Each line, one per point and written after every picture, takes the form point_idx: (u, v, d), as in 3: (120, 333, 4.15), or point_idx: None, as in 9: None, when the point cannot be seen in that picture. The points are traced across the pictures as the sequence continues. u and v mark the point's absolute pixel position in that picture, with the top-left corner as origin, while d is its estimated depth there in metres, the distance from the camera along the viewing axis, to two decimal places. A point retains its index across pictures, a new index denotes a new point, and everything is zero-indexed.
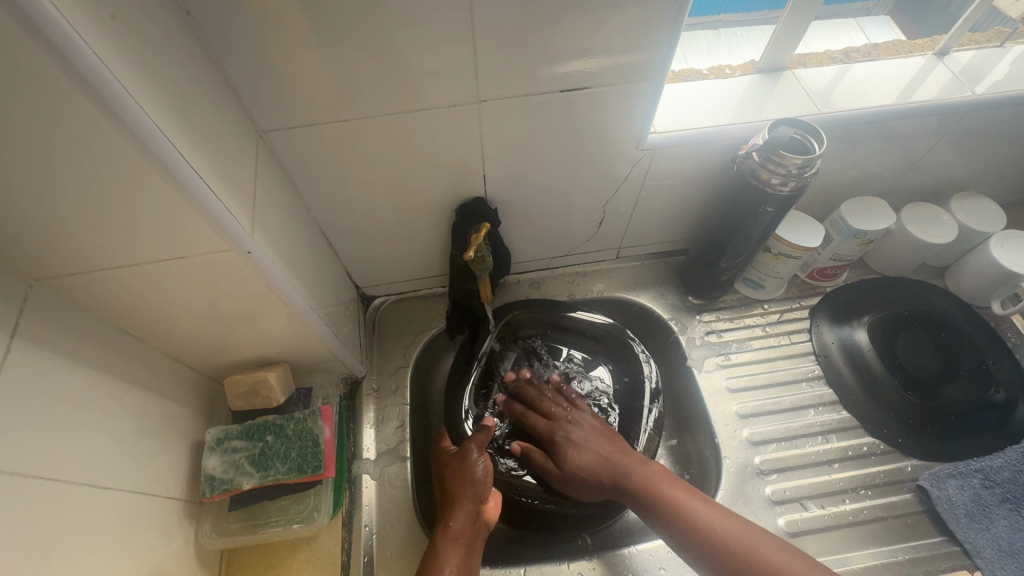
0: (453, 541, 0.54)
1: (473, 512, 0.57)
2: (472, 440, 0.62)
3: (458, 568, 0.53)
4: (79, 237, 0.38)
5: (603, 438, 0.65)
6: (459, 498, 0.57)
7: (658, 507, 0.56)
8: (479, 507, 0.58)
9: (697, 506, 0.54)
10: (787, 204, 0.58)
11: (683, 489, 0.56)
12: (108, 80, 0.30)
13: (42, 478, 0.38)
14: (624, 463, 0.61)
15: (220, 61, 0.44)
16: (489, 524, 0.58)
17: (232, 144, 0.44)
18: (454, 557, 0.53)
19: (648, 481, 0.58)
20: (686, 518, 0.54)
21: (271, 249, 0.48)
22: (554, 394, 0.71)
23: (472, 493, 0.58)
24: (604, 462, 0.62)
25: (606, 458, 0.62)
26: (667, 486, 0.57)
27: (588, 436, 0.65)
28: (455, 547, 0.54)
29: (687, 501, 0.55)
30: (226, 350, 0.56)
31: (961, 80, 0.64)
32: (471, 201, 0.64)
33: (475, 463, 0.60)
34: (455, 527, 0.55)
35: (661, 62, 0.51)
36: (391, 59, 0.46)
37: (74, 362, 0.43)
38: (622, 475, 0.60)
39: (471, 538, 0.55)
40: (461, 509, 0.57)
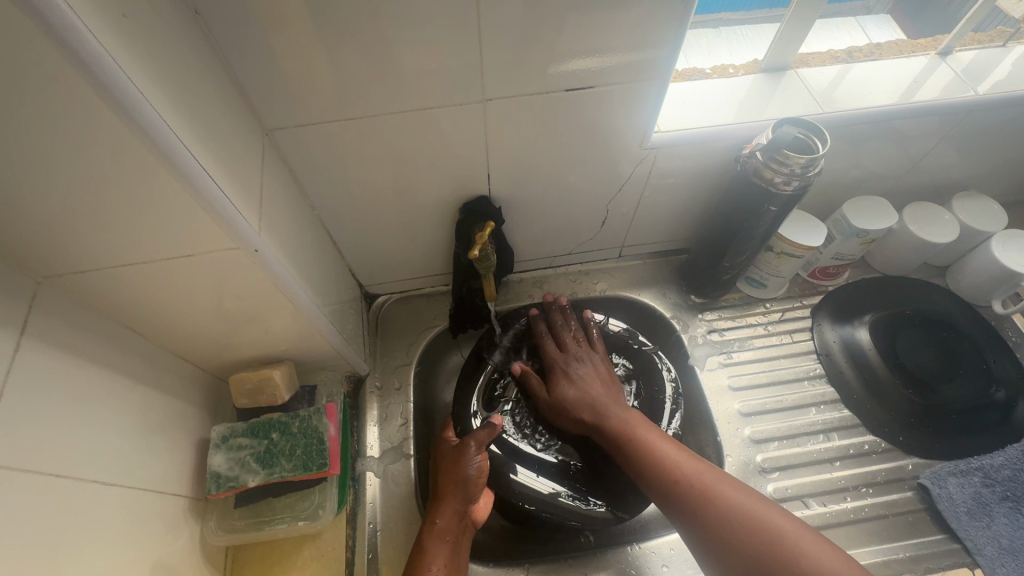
0: (439, 538, 0.55)
1: (461, 510, 0.58)
2: (472, 436, 0.61)
3: (443, 566, 0.54)
4: (87, 234, 0.38)
5: (602, 380, 0.65)
6: (448, 495, 0.58)
7: (629, 450, 0.58)
8: (467, 505, 0.59)
9: (665, 449, 0.56)
10: (789, 203, 0.59)
11: (656, 435, 0.58)
12: (118, 78, 0.31)
13: (49, 474, 0.38)
14: (609, 404, 0.62)
15: (227, 59, 0.44)
16: (476, 522, 0.59)
17: (238, 142, 0.45)
18: (440, 556, 0.54)
19: (624, 426, 0.60)
20: (651, 457, 0.56)
21: (277, 247, 0.48)
22: (575, 328, 0.71)
23: (462, 492, 0.58)
24: (592, 397, 0.63)
25: (591, 398, 0.63)
26: (640, 431, 0.59)
27: (587, 373, 0.66)
28: (441, 546, 0.55)
29: (656, 445, 0.57)
30: (231, 348, 0.57)
31: (963, 79, 0.65)
32: (475, 200, 0.64)
33: (471, 459, 0.59)
34: (441, 525, 0.56)
35: (666, 61, 0.51)
36: (397, 57, 0.46)
37: (81, 359, 0.43)
38: (603, 419, 0.62)
39: (456, 535, 0.56)
40: (449, 506, 0.58)
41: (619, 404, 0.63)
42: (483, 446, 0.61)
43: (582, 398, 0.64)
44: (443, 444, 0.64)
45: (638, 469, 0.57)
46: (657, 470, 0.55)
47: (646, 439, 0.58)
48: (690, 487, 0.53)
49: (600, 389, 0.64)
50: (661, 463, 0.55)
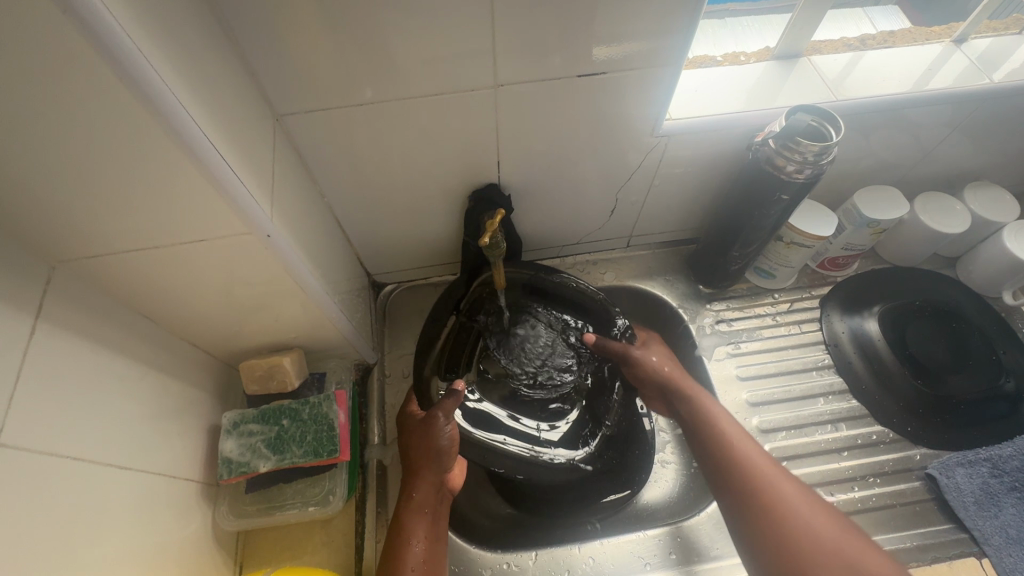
0: (417, 512, 0.55)
1: (437, 482, 0.58)
2: (439, 406, 0.60)
3: (425, 537, 0.54)
4: (101, 216, 0.38)
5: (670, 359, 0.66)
6: (422, 469, 0.58)
7: (708, 438, 0.56)
8: (441, 475, 0.59)
9: (751, 450, 0.54)
10: (802, 191, 0.58)
11: (744, 435, 0.55)
12: (134, 58, 0.30)
13: (64, 457, 0.39)
14: (695, 387, 0.61)
15: (238, 42, 0.44)
16: (452, 491, 0.60)
17: (250, 127, 0.44)
18: (421, 527, 0.54)
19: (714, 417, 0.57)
20: (733, 456, 0.53)
21: (287, 232, 0.48)
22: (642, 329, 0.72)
23: (436, 465, 0.58)
24: (668, 373, 0.63)
25: (668, 372, 0.64)
26: (731, 426, 0.56)
27: (658, 354, 0.66)
28: (420, 519, 0.55)
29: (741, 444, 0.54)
30: (242, 335, 0.57)
31: (978, 67, 0.64)
32: (484, 187, 0.64)
33: (442, 430, 0.59)
34: (419, 499, 0.56)
35: (680, 48, 0.51)
36: (407, 42, 0.46)
37: (95, 343, 0.43)
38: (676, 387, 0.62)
39: (435, 506, 0.57)
40: (425, 479, 0.57)
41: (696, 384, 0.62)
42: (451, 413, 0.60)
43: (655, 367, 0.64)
44: (407, 418, 0.62)
45: (713, 461, 0.55)
46: (734, 470, 0.53)
47: (734, 437, 0.55)
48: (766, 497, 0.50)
49: (674, 367, 0.64)
50: (742, 463, 0.53)
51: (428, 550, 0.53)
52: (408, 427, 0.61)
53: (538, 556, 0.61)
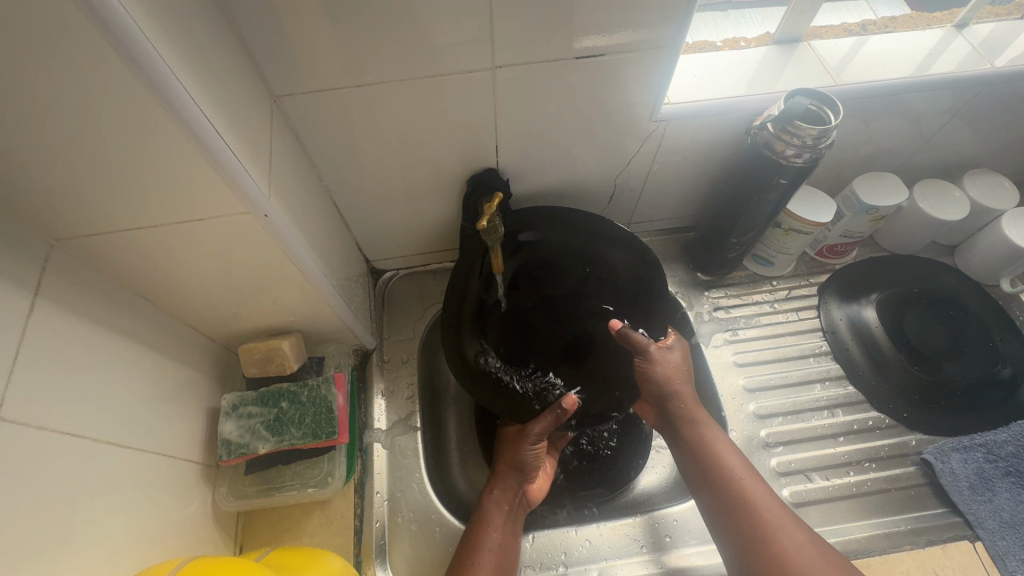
0: (496, 506, 0.58)
1: (518, 488, 0.60)
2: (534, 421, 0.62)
3: (502, 528, 0.57)
4: (98, 192, 0.38)
5: (676, 372, 0.62)
6: (505, 473, 0.61)
7: (724, 494, 0.55)
8: (523, 484, 0.62)
9: (768, 507, 0.53)
10: (801, 175, 0.58)
11: (761, 489, 0.55)
12: (130, 29, 0.30)
13: (65, 434, 0.39)
14: (709, 430, 0.59)
15: (235, 21, 0.44)
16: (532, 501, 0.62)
17: (247, 107, 0.44)
18: (497, 521, 0.57)
19: (732, 469, 0.56)
20: (750, 514, 0.53)
21: (284, 213, 0.48)
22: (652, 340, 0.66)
23: (518, 473, 0.61)
24: (676, 389, 0.61)
25: (675, 393, 0.61)
26: (746, 478, 0.55)
27: (674, 364, 0.62)
28: (498, 513, 0.58)
29: (757, 498, 0.54)
30: (241, 318, 0.57)
31: (980, 53, 0.63)
32: (482, 172, 0.64)
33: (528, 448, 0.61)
34: (498, 496, 0.59)
35: (679, 31, 0.50)
36: (406, 23, 0.46)
37: (93, 322, 0.43)
38: (675, 391, 0.61)
39: (512, 506, 0.59)
40: (506, 481, 0.60)
41: (702, 411, 0.61)
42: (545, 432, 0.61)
43: (670, 391, 0.61)
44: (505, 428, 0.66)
45: (727, 518, 0.54)
46: (751, 530, 0.52)
47: (750, 490, 0.54)
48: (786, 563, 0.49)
49: (683, 383, 0.61)
50: (726, 481, 0.55)
51: (503, 538, 0.56)
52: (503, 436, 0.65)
53: (535, 538, 0.62)
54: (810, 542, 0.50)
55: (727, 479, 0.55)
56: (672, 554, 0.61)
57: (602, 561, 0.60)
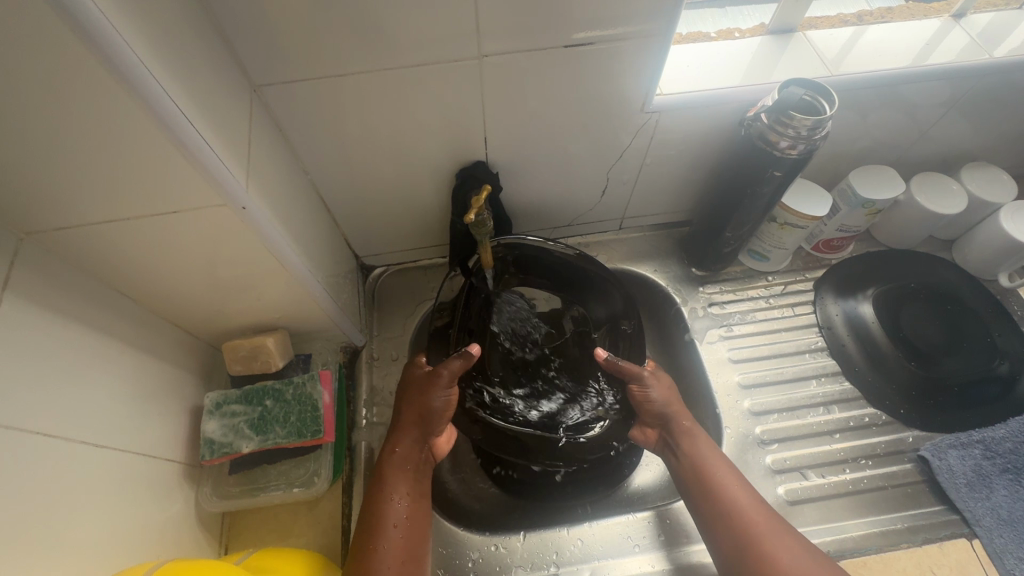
0: (400, 467, 0.55)
1: (422, 441, 0.58)
2: (446, 366, 0.57)
3: (406, 494, 0.54)
4: (67, 183, 0.37)
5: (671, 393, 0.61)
6: (409, 426, 0.58)
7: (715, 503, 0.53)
8: (427, 436, 0.58)
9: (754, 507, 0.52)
10: (795, 167, 0.57)
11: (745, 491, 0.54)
12: (91, 9, 0.29)
13: (37, 434, 0.38)
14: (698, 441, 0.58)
15: (210, 7, 0.42)
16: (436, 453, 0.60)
17: (224, 96, 0.43)
18: (403, 485, 0.54)
19: (717, 473, 0.55)
20: (739, 519, 0.51)
21: (266, 206, 0.47)
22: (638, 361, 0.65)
23: (423, 424, 0.58)
24: (675, 410, 0.60)
25: (674, 410, 0.60)
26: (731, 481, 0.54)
27: (670, 388, 0.62)
28: (402, 475, 0.55)
29: (743, 501, 0.53)
30: (224, 315, 0.56)
31: (979, 43, 0.62)
32: (471, 165, 0.62)
33: (437, 394, 0.57)
34: (402, 454, 0.56)
35: (671, 20, 0.49)
36: (389, 10, 0.44)
37: (67, 319, 0.42)
38: (674, 412, 0.60)
39: (416, 464, 0.56)
40: (410, 436, 0.57)
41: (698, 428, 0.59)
42: (455, 376, 0.58)
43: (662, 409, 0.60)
44: (411, 370, 0.61)
45: (723, 531, 0.51)
46: (740, 535, 0.50)
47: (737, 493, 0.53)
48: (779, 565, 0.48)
49: (679, 404, 0.61)
50: (716, 486, 0.54)
51: (406, 506, 0.53)
52: (408, 380, 0.60)
53: (526, 538, 0.61)
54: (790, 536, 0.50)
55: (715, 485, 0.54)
56: (666, 553, 0.60)
57: (594, 561, 0.59)
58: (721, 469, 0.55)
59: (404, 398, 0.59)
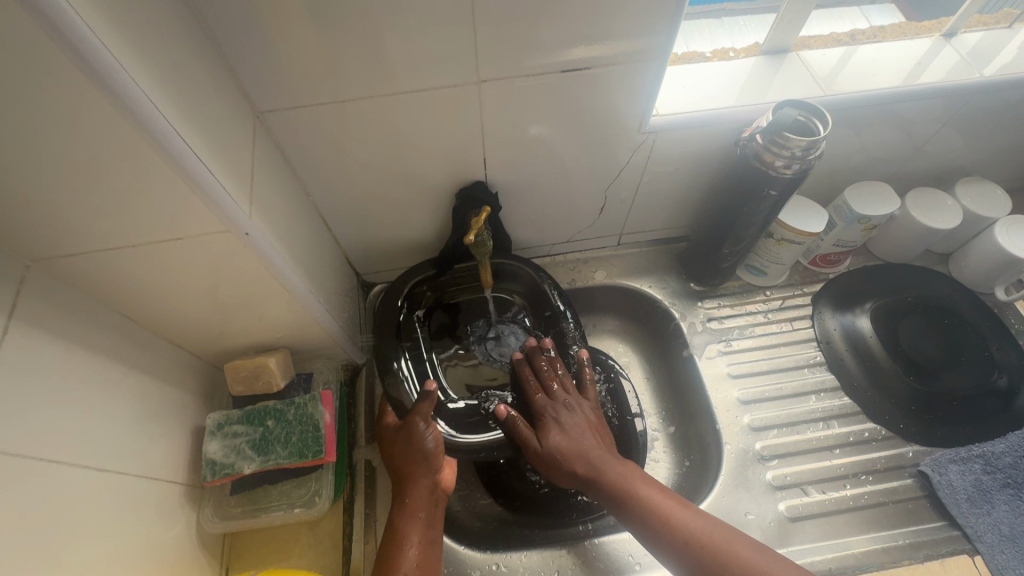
0: (411, 516, 0.55)
1: (430, 485, 0.58)
2: (417, 412, 0.59)
3: (420, 541, 0.54)
4: (72, 213, 0.37)
5: (591, 429, 0.61)
6: (412, 474, 0.57)
7: (664, 538, 0.50)
8: (433, 479, 0.58)
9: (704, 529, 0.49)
10: (790, 186, 0.58)
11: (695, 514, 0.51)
12: (98, 50, 0.29)
13: (43, 459, 0.38)
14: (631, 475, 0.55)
15: (213, 37, 0.43)
16: (447, 492, 0.60)
17: (227, 123, 0.44)
18: (416, 531, 0.54)
19: (656, 503, 0.52)
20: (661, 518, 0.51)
21: (268, 230, 0.48)
22: (563, 372, 0.65)
23: (425, 468, 0.58)
24: (572, 457, 0.58)
25: (578, 447, 0.58)
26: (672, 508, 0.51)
27: (574, 427, 0.60)
28: (415, 522, 0.55)
29: (686, 522, 0.50)
30: (226, 336, 0.56)
31: (968, 61, 0.63)
32: (471, 185, 0.63)
33: (423, 436, 0.58)
34: (413, 504, 0.56)
35: (665, 42, 0.50)
36: (391, 38, 0.45)
37: (73, 344, 0.42)
38: (587, 459, 0.57)
39: (429, 510, 0.56)
40: (417, 484, 0.57)
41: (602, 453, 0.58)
42: (429, 416, 0.60)
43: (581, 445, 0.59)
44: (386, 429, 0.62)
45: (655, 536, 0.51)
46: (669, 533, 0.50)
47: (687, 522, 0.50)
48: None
49: (584, 445, 0.59)
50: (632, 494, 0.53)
51: (423, 554, 0.53)
52: (388, 438, 0.61)
53: (526, 557, 0.60)
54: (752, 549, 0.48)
55: (658, 516, 0.51)
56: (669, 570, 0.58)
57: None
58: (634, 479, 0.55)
59: (391, 450, 0.60)
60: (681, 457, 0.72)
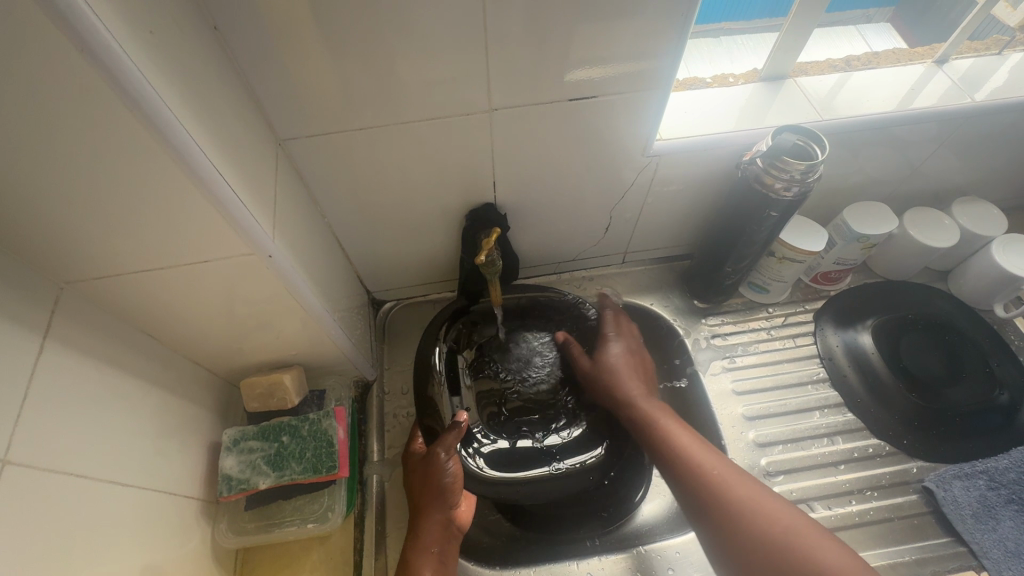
0: (424, 551, 0.56)
1: (443, 520, 0.57)
2: (441, 442, 0.60)
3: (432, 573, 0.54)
4: (107, 239, 0.39)
5: (636, 363, 0.66)
6: (426, 509, 0.58)
7: (670, 457, 0.56)
8: (448, 513, 0.58)
9: (741, 489, 0.51)
10: (790, 208, 0.60)
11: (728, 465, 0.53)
12: (148, 92, 0.32)
13: (72, 474, 0.40)
14: (663, 414, 0.60)
15: (242, 70, 0.46)
16: (461, 528, 0.59)
17: (253, 152, 0.46)
18: (428, 566, 0.54)
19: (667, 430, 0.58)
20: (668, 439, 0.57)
21: (289, 251, 0.49)
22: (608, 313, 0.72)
23: (440, 502, 0.58)
24: (621, 379, 0.64)
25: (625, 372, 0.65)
26: (708, 459, 0.54)
27: (623, 355, 0.67)
28: (427, 557, 0.55)
29: (692, 448, 0.55)
30: (243, 354, 0.58)
31: (960, 87, 0.66)
32: (480, 207, 0.65)
33: (443, 466, 0.59)
34: (427, 539, 0.56)
35: (668, 70, 0.53)
36: (408, 70, 0.48)
37: (100, 363, 0.44)
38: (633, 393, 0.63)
39: (443, 544, 0.57)
40: (430, 518, 0.57)
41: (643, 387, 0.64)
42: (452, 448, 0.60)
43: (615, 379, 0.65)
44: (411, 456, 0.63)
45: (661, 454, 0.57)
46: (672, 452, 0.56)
47: (723, 475, 0.52)
48: (776, 547, 0.46)
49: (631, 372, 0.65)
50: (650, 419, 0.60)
51: None
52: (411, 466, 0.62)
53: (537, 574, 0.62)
54: (781, 505, 0.49)
55: (665, 440, 0.57)
56: None
57: None
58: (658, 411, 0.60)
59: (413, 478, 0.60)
60: None
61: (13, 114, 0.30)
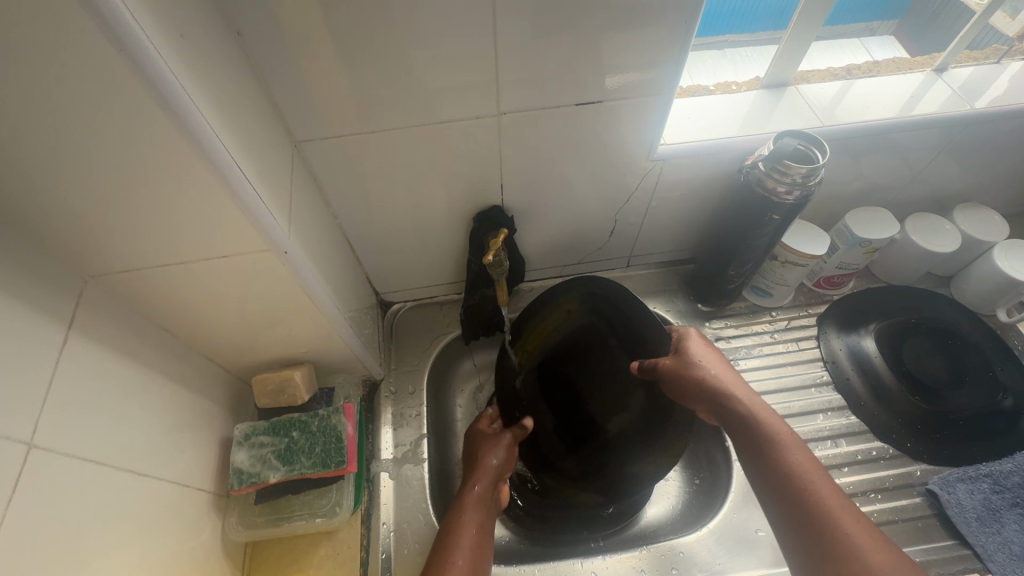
0: (473, 504, 0.57)
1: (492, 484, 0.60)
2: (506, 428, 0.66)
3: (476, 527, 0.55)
4: (131, 234, 0.41)
5: (721, 362, 0.61)
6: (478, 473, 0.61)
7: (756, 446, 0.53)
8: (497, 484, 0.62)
9: (826, 499, 0.47)
10: (792, 212, 0.61)
11: (862, 523, 0.46)
12: (177, 94, 0.33)
13: (91, 461, 0.41)
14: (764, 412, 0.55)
15: (262, 74, 0.47)
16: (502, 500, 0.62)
17: (272, 153, 0.48)
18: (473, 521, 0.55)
19: (756, 419, 0.55)
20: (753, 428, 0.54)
21: (303, 249, 0.51)
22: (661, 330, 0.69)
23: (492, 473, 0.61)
24: (714, 374, 0.59)
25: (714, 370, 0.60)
26: (834, 503, 0.47)
27: (704, 354, 0.62)
28: (474, 510, 0.56)
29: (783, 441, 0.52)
30: (255, 351, 0.59)
31: (960, 95, 0.67)
32: (487, 209, 0.67)
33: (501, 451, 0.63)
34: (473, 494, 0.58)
35: (672, 76, 0.54)
36: (420, 76, 0.50)
37: (120, 355, 0.45)
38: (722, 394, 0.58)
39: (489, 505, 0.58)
40: (479, 483, 0.60)
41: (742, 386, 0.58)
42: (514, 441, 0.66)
43: (725, 389, 0.58)
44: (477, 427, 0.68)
45: (746, 442, 0.54)
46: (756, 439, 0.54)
47: (821, 496, 0.48)
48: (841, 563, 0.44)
49: (724, 371, 0.60)
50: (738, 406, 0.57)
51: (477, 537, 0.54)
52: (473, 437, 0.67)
53: (542, 571, 0.61)
54: None
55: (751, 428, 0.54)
56: None
57: None
58: (749, 401, 0.56)
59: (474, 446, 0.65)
60: (690, 475, 0.73)
61: (52, 112, 0.32)
